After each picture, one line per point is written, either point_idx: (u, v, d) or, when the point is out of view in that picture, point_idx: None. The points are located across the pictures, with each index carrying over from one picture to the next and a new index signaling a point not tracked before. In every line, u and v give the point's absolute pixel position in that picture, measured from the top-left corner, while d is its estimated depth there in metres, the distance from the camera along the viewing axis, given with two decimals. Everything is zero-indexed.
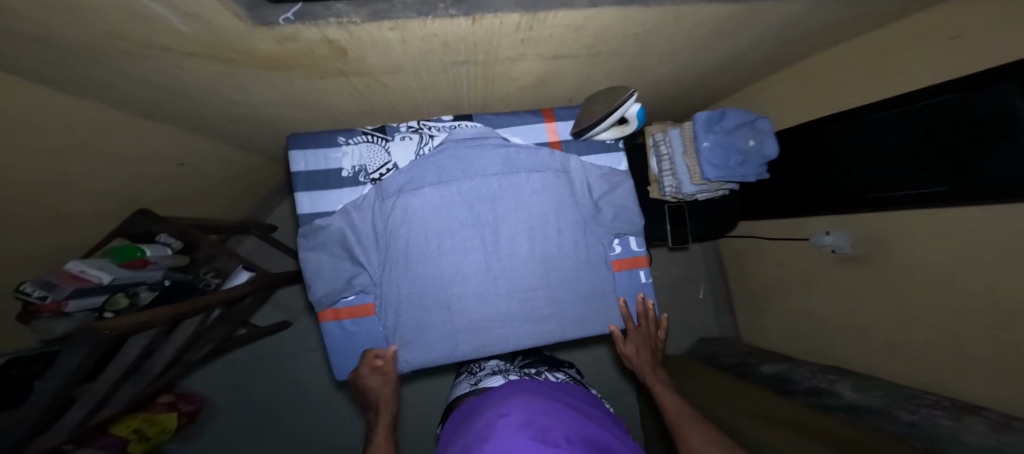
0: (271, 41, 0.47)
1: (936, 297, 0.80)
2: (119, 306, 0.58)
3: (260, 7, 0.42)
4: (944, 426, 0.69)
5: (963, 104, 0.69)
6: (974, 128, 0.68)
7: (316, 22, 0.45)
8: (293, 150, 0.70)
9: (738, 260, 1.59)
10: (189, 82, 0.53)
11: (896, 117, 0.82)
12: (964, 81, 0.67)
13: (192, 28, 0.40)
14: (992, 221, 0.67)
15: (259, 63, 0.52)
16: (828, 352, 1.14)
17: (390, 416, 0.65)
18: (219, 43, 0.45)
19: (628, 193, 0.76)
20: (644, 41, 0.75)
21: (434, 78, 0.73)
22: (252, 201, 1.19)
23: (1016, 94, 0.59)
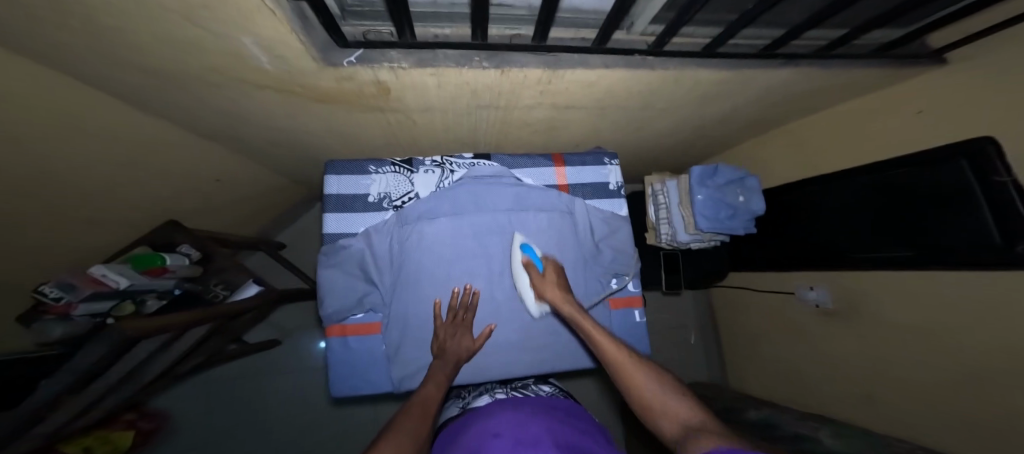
0: (331, 80, 0.51)
1: (943, 363, 0.74)
2: (123, 312, 0.63)
3: (330, 50, 0.46)
4: None
5: (926, 175, 0.74)
6: (926, 199, 0.75)
7: (372, 65, 0.49)
8: (327, 174, 0.71)
9: (730, 313, 1.49)
10: (247, 107, 0.57)
11: (871, 182, 0.85)
12: (930, 154, 0.72)
13: (275, 67, 0.45)
14: (987, 287, 0.66)
15: (314, 97, 0.55)
16: (824, 409, 1.05)
17: (450, 378, 0.60)
18: (294, 81, 0.50)
19: (626, 238, 0.80)
20: (649, 99, 0.81)
21: (458, 119, 0.78)
22: (271, 218, 1.21)
23: (984, 172, 0.64)
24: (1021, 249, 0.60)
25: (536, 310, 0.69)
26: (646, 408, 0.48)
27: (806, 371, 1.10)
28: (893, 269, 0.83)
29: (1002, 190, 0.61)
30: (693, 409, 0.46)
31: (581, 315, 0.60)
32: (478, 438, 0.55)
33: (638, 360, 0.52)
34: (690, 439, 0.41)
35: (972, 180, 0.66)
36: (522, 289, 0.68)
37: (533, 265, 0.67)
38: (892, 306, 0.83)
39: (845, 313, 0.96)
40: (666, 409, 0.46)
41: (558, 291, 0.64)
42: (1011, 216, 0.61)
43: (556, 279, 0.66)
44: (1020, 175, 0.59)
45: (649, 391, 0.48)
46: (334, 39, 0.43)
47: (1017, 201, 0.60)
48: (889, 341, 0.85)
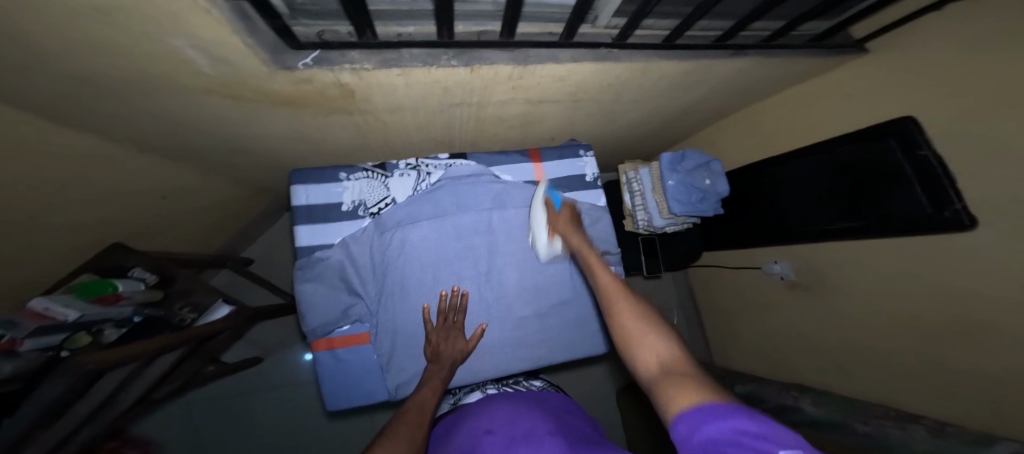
0: (287, 84, 0.46)
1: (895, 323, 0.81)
2: (80, 343, 0.54)
3: (281, 52, 0.42)
4: (893, 435, 0.73)
5: (861, 154, 0.82)
6: (863, 176, 0.82)
7: (332, 67, 0.46)
8: (293, 184, 0.66)
9: (705, 291, 1.58)
10: (192, 115, 0.52)
11: (814, 163, 0.93)
12: (860, 135, 0.80)
13: (218, 70, 0.41)
14: (920, 248, 0.74)
15: (270, 101, 0.51)
16: (795, 374, 1.14)
17: (444, 383, 0.59)
18: (243, 85, 0.45)
19: (607, 227, 0.83)
20: (617, 91, 0.83)
21: (430, 118, 0.76)
22: (234, 233, 1.13)
23: (910, 147, 0.71)
24: (947, 214, 0.67)
25: (545, 253, 0.70)
26: (627, 341, 0.43)
27: (781, 341, 1.18)
28: (836, 239, 0.92)
29: (924, 162, 0.69)
30: (678, 354, 0.39)
31: (585, 247, 0.58)
32: (471, 437, 0.56)
33: (635, 297, 0.47)
34: (664, 380, 0.35)
35: (900, 155, 0.73)
36: (538, 226, 0.68)
37: (551, 202, 0.68)
38: (847, 273, 0.91)
39: (809, 284, 1.03)
40: (646, 348, 0.40)
41: (570, 220, 0.63)
42: (933, 188, 0.68)
43: (569, 216, 0.64)
44: (939, 149, 0.67)
45: (632, 323, 0.43)
46: (285, 40, 0.39)
47: (937, 170, 0.67)
48: (848, 307, 0.92)
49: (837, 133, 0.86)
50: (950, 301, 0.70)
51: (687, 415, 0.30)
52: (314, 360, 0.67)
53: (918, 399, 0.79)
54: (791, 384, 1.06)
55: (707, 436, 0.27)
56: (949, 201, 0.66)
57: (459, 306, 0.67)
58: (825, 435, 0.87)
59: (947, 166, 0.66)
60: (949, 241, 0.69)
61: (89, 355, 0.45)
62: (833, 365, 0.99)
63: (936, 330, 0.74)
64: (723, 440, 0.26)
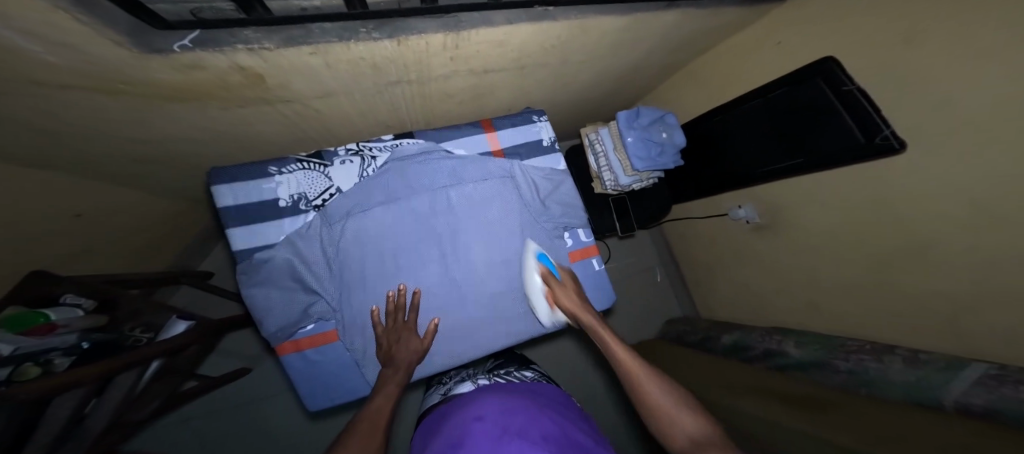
0: (169, 70, 0.42)
1: (851, 253, 0.85)
2: (31, 374, 0.51)
3: (147, 33, 0.38)
4: (873, 369, 0.78)
5: (800, 93, 0.84)
6: (803, 114, 0.85)
7: (221, 49, 0.41)
8: (215, 184, 0.62)
9: (678, 245, 1.60)
10: (71, 118, 0.47)
11: (761, 107, 0.95)
12: (797, 74, 0.82)
13: (64, 58, 0.36)
14: (856, 177, 0.78)
15: (161, 94, 0.47)
16: (769, 314, 1.19)
17: (400, 387, 0.59)
18: (115, 74, 0.41)
19: (570, 190, 0.82)
20: (561, 53, 0.80)
21: (369, 101, 0.72)
22: (181, 247, 1.08)
23: (842, 80, 0.73)
24: (877, 141, 0.70)
25: (547, 318, 0.71)
26: (658, 418, 0.50)
27: (755, 285, 1.22)
28: (788, 177, 0.95)
29: (851, 97, 0.72)
30: (708, 427, 0.48)
31: (595, 321, 0.64)
32: (461, 426, 0.57)
33: (657, 374, 0.54)
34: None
35: (829, 92, 0.77)
36: (534, 295, 0.69)
37: (551, 273, 0.69)
38: (800, 211, 0.95)
39: (771, 225, 1.06)
40: (679, 420, 0.48)
41: (575, 297, 0.67)
42: (863, 117, 0.71)
43: (572, 286, 0.69)
44: (863, 81, 0.70)
45: (661, 399, 0.51)
46: (145, 19, 0.35)
47: (865, 102, 0.70)
48: (807, 242, 0.96)
49: (778, 74, 0.87)
50: (888, 224, 0.74)
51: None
52: (283, 365, 0.65)
53: (880, 323, 0.83)
54: (774, 329, 1.11)
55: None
56: (877, 128, 0.69)
57: (410, 304, 0.66)
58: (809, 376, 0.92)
59: (870, 97, 0.70)
60: (883, 165, 0.71)
61: (26, 384, 0.42)
62: (807, 303, 1.03)
63: (880, 253, 0.78)
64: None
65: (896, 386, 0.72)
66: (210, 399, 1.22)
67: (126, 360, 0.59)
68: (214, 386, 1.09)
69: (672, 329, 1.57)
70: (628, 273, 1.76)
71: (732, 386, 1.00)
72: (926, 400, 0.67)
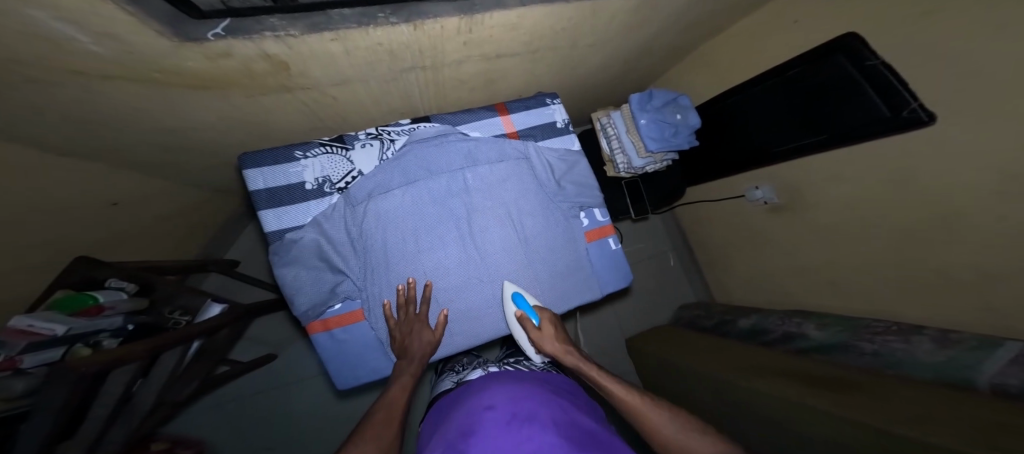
0: (202, 59, 0.44)
1: (872, 230, 0.84)
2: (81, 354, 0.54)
3: (184, 23, 0.39)
4: (900, 351, 0.77)
5: (818, 70, 0.82)
6: (823, 91, 0.82)
7: (249, 37, 0.42)
8: (246, 169, 0.65)
9: (692, 229, 1.58)
10: (107, 109, 0.50)
11: (778, 84, 0.93)
12: (815, 51, 0.80)
13: (108, 48, 0.37)
14: (878, 152, 0.76)
15: (190, 83, 0.49)
16: (788, 296, 1.17)
17: (414, 378, 0.63)
18: (147, 64, 0.42)
19: (585, 170, 0.82)
20: (574, 35, 0.79)
21: (385, 87, 0.72)
22: (204, 240, 1.11)
23: (864, 53, 0.70)
24: (904, 115, 0.67)
25: (540, 357, 0.72)
26: (670, 451, 0.49)
27: (773, 268, 1.20)
28: (806, 154, 0.92)
29: (875, 71, 0.70)
30: (720, 448, 0.47)
31: (585, 365, 0.63)
32: (472, 414, 0.58)
33: (656, 404, 0.54)
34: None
35: (851, 68, 0.74)
36: (520, 339, 0.70)
37: (528, 318, 0.65)
38: (819, 188, 0.93)
39: (788, 205, 1.04)
40: (692, 450, 0.47)
41: (557, 343, 0.66)
42: (888, 90, 0.69)
43: (551, 331, 0.66)
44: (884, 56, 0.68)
45: (667, 432, 0.50)
46: (182, 8, 0.36)
47: (889, 75, 0.68)
48: (826, 220, 0.95)
49: (796, 52, 0.85)
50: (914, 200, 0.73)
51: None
52: (312, 343, 0.68)
53: (905, 302, 0.82)
54: (794, 312, 1.10)
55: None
56: (904, 100, 0.66)
57: (420, 297, 0.68)
58: (834, 357, 0.91)
59: (894, 71, 0.67)
60: (907, 138, 0.69)
61: (77, 359, 0.44)
62: (828, 284, 1.01)
63: (904, 229, 0.76)
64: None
65: (926, 367, 0.72)
66: (239, 385, 1.27)
67: (169, 338, 0.62)
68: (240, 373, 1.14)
69: (686, 314, 1.57)
70: (640, 260, 1.75)
71: (752, 369, 0.99)
72: (959, 380, 0.66)
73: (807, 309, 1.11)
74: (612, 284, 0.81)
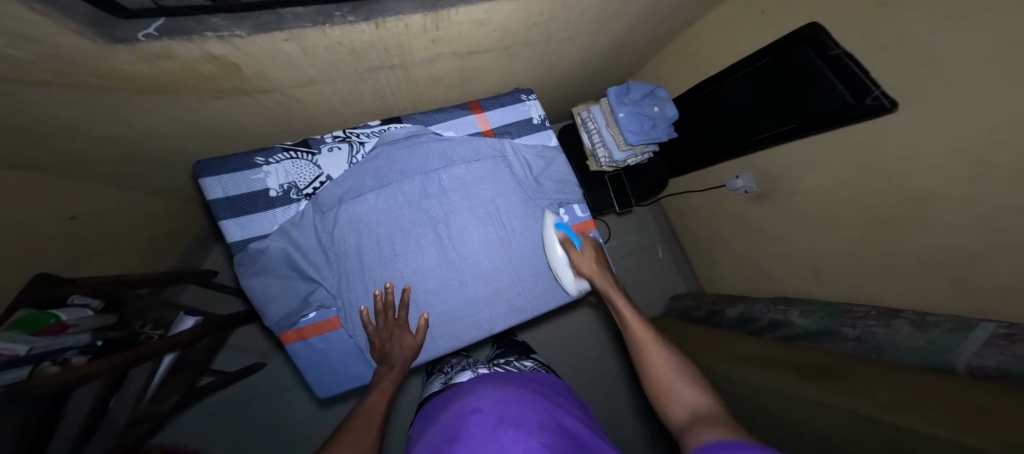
0: (139, 61, 0.42)
1: (849, 216, 0.84)
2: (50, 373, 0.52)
3: (111, 23, 0.37)
4: (880, 334, 0.77)
5: (784, 59, 0.82)
6: (790, 80, 0.82)
7: (188, 38, 0.40)
8: (203, 177, 0.63)
9: (679, 220, 1.58)
10: (50, 117, 0.48)
11: (748, 76, 0.93)
12: (781, 42, 0.81)
13: (28, 51, 0.35)
14: (850, 138, 0.76)
15: (136, 87, 0.47)
16: (773, 284, 1.18)
17: (396, 383, 0.63)
18: (79, 66, 0.40)
19: (563, 166, 0.81)
20: (545, 29, 0.78)
21: (353, 88, 0.71)
22: (181, 250, 1.09)
23: (828, 42, 0.71)
24: (867, 103, 0.67)
25: (571, 287, 0.73)
26: (658, 386, 0.50)
27: (758, 256, 1.20)
28: (781, 141, 0.92)
29: (837, 61, 0.70)
30: (706, 401, 0.46)
31: (613, 289, 0.64)
32: (459, 418, 0.58)
33: (670, 350, 0.54)
34: (694, 426, 0.42)
35: (814, 56, 0.74)
36: (558, 264, 0.71)
37: (571, 242, 0.70)
38: (796, 175, 0.93)
39: (769, 193, 1.04)
40: (681, 394, 0.48)
41: (594, 264, 0.68)
42: (851, 79, 0.69)
43: (593, 257, 0.70)
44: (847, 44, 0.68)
45: (667, 376, 0.50)
46: (106, 6, 0.34)
47: (850, 64, 0.68)
48: (805, 207, 0.95)
49: (766, 41, 0.84)
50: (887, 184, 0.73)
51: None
52: (288, 353, 0.67)
53: (884, 286, 0.83)
54: (778, 299, 1.11)
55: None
56: (867, 88, 0.67)
57: (398, 302, 0.67)
58: (818, 343, 0.91)
59: (855, 59, 0.68)
60: (877, 123, 0.69)
61: (40, 376, 0.43)
62: (810, 271, 1.02)
63: (879, 213, 0.76)
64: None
65: (907, 350, 0.72)
66: (227, 395, 1.25)
67: (140, 353, 0.60)
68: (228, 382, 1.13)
69: (676, 305, 1.57)
70: (628, 253, 1.75)
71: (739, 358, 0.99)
72: (938, 364, 0.67)
73: (791, 296, 1.11)
74: None
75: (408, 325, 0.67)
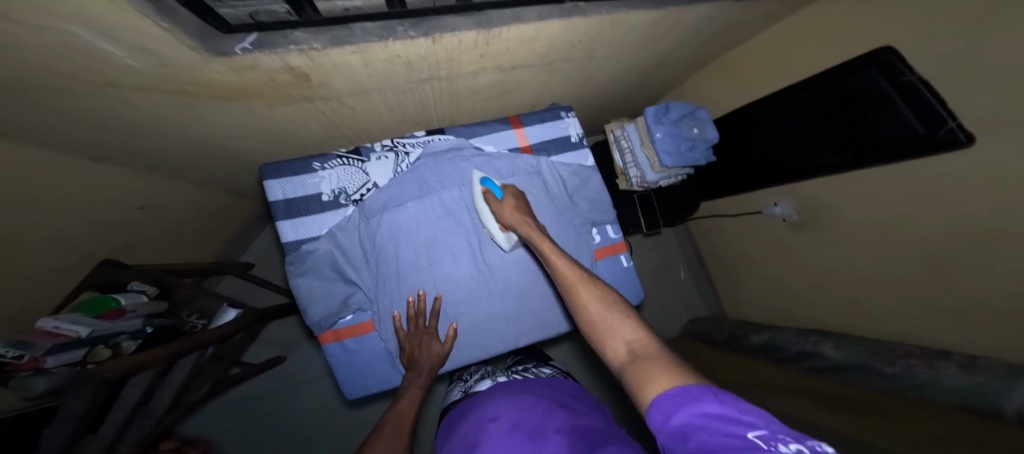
0: (228, 72, 0.44)
1: (896, 252, 0.81)
2: (101, 357, 0.57)
3: (213, 38, 0.39)
4: (923, 374, 0.72)
5: (846, 87, 0.80)
6: (852, 109, 0.80)
7: (276, 50, 0.42)
8: (266, 180, 0.66)
9: (705, 241, 1.55)
10: (143, 119, 0.52)
11: (803, 100, 0.91)
12: (842, 70, 0.79)
13: (142, 62, 0.38)
14: (906, 174, 0.73)
15: (218, 94, 0.50)
16: (805, 315, 1.14)
17: (423, 390, 0.63)
18: (179, 78, 0.43)
19: (599, 185, 0.82)
20: (590, 48, 0.79)
21: (401, 97, 0.73)
22: (224, 241, 1.14)
23: (904, 67, 0.67)
24: (942, 133, 0.64)
25: (504, 241, 0.67)
26: (595, 330, 0.45)
27: (791, 285, 1.16)
28: (836, 172, 0.89)
29: (912, 88, 0.67)
30: (644, 335, 0.42)
31: (537, 235, 0.56)
32: (477, 427, 0.59)
33: (598, 285, 0.48)
34: (635, 366, 0.38)
35: (885, 83, 0.71)
36: (485, 218, 0.66)
37: (493, 193, 0.64)
38: (842, 207, 0.91)
39: (808, 222, 1.02)
40: (618, 334, 0.43)
41: (517, 213, 0.61)
42: (925, 108, 0.65)
43: (516, 204, 0.62)
44: (923, 72, 0.65)
45: (599, 315, 0.45)
46: (210, 19, 0.36)
47: (925, 92, 0.65)
48: (848, 241, 0.92)
49: (825, 67, 0.83)
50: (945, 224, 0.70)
51: (658, 402, 0.32)
52: (324, 353, 0.68)
53: (928, 328, 0.79)
54: (810, 330, 1.07)
55: (681, 420, 0.30)
56: (942, 120, 0.63)
57: (430, 310, 0.68)
58: (848, 378, 0.87)
59: (934, 90, 0.64)
60: (944, 159, 0.66)
61: (106, 366, 0.46)
62: (849, 305, 0.98)
63: (932, 253, 0.73)
64: (695, 423, 0.29)
65: (948, 391, 0.66)
66: (251, 384, 1.29)
67: (185, 345, 0.63)
68: (254, 373, 1.17)
69: (696, 328, 1.53)
70: (649, 271, 1.72)
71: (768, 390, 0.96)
72: (980, 405, 0.60)
73: (825, 329, 1.07)
74: None
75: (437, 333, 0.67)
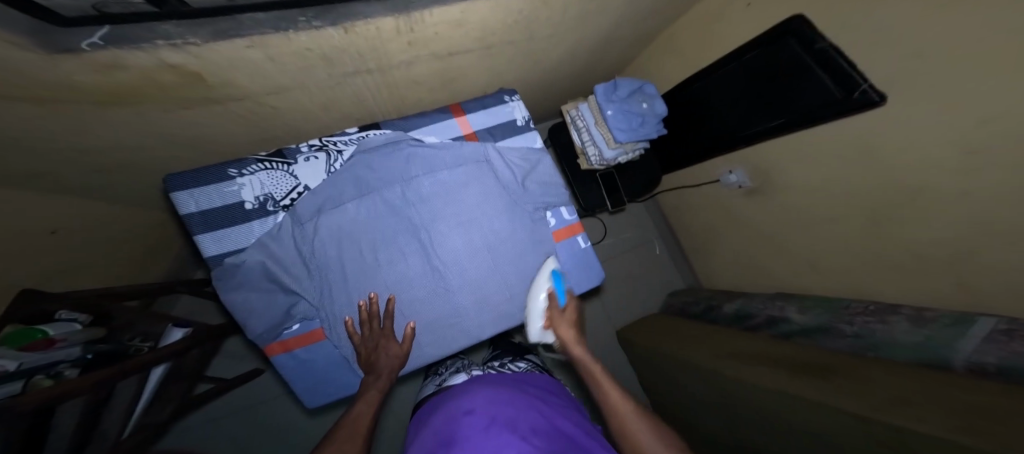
0: (89, 70, 0.41)
1: (842, 208, 0.81)
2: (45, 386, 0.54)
3: (50, 31, 0.35)
4: (878, 331, 0.75)
5: (767, 58, 0.81)
6: (778, 77, 0.81)
7: (135, 45, 0.39)
8: (174, 192, 0.63)
9: (675, 216, 1.55)
10: (17, 136, 0.49)
11: (734, 71, 0.91)
12: (763, 38, 0.80)
13: None
14: (841, 132, 0.73)
15: (93, 99, 0.47)
16: (771, 279, 1.15)
17: (383, 392, 0.62)
18: (29, 83, 0.40)
19: (550, 168, 0.80)
20: (527, 28, 0.76)
21: (329, 93, 0.70)
22: (168, 260, 1.11)
23: (814, 35, 0.69)
24: (856, 96, 0.66)
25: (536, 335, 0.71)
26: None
27: (756, 252, 1.17)
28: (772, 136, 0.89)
29: (824, 54, 0.69)
30: None
31: (593, 366, 0.65)
32: (452, 420, 0.57)
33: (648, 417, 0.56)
34: None
35: (801, 51, 0.73)
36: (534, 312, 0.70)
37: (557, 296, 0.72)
38: (790, 169, 0.90)
39: (761, 188, 1.02)
40: None
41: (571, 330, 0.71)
42: (840, 72, 0.67)
43: (570, 318, 0.72)
44: (833, 38, 0.67)
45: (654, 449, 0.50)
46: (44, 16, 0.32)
47: (834, 58, 0.67)
48: (799, 202, 0.92)
49: (750, 35, 0.83)
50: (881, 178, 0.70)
51: None
52: (274, 365, 0.67)
53: (878, 282, 0.81)
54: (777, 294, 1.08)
55: None
56: (855, 82, 0.65)
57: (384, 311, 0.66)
58: (812, 340, 0.91)
59: (841, 53, 0.66)
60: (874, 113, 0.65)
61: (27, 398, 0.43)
62: (808, 267, 0.99)
63: (872, 206, 0.74)
64: None
65: (901, 348, 0.70)
66: (228, 401, 1.28)
67: (124, 366, 0.60)
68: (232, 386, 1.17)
69: (676, 301, 1.54)
70: (624, 250, 1.72)
71: (734, 356, 0.97)
72: (935, 361, 0.65)
73: (792, 292, 1.09)
74: (582, 283, 0.79)
75: (394, 334, 0.67)
